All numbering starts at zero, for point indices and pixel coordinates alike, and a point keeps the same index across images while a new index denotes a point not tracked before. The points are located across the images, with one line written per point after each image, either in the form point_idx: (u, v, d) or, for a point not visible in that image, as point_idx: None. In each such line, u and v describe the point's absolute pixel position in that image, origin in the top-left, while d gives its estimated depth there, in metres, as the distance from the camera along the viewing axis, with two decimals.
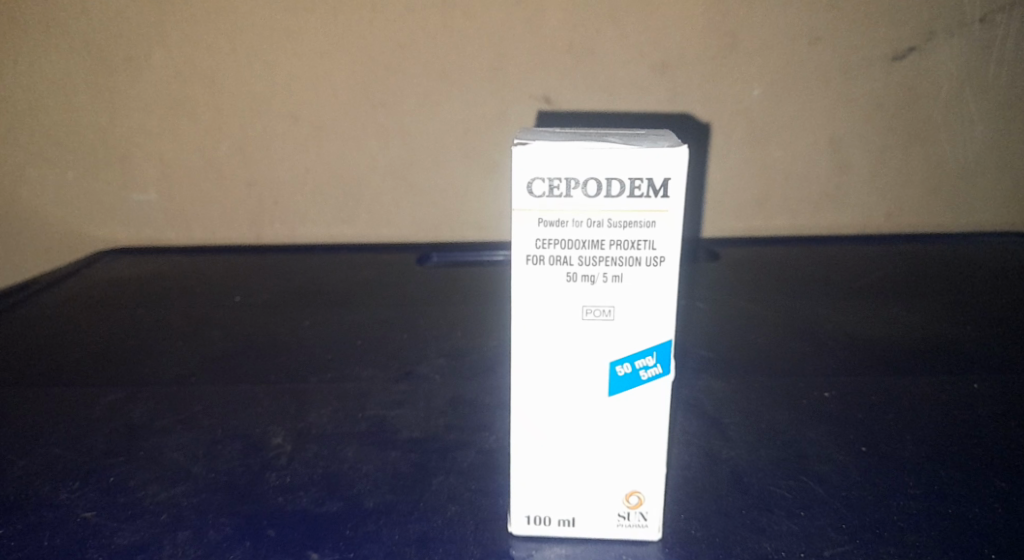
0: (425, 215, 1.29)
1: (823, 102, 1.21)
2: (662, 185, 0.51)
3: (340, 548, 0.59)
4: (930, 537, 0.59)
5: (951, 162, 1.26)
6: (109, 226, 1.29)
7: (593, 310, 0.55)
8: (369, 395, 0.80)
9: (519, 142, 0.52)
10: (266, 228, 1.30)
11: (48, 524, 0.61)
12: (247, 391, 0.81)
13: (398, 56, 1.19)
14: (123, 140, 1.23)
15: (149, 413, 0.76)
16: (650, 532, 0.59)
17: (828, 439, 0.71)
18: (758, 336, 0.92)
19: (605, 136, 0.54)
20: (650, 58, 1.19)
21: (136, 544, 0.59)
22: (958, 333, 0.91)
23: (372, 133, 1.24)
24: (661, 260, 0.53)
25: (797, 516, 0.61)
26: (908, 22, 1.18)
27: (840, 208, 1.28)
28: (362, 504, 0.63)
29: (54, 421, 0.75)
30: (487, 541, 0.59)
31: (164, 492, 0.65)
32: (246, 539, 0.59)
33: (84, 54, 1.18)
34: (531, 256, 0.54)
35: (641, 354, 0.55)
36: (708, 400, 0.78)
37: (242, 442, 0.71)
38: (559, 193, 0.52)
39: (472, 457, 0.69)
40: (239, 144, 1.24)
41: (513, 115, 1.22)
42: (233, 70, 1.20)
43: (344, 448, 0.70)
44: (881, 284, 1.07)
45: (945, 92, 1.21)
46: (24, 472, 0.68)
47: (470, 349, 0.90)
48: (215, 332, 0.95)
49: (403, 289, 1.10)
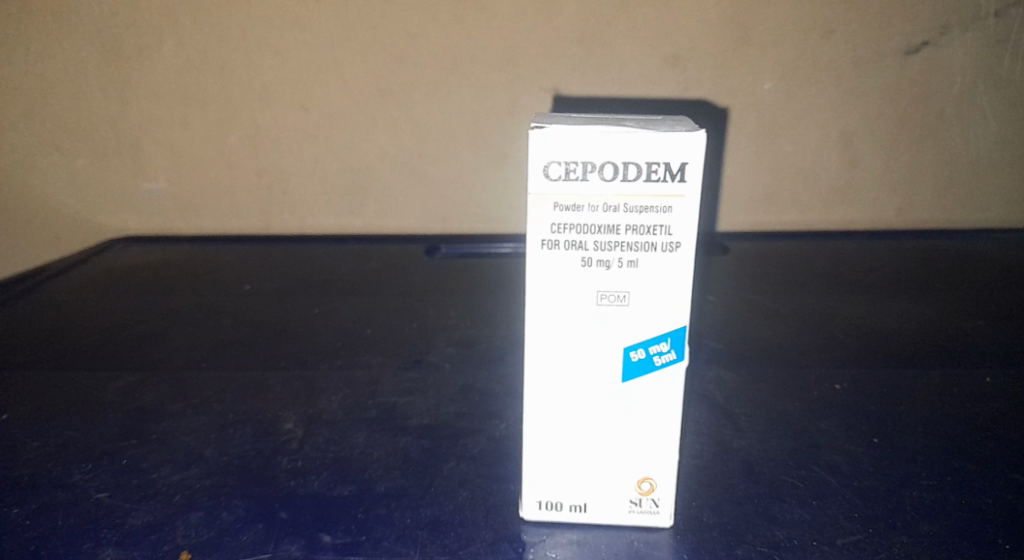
0: (434, 206, 1.29)
1: (835, 96, 1.21)
2: (679, 169, 0.51)
3: (352, 531, 0.59)
4: (943, 527, 0.59)
5: (963, 158, 1.26)
6: (119, 214, 1.29)
7: (608, 296, 0.55)
8: (380, 382, 0.80)
9: (536, 126, 0.52)
10: (275, 218, 1.30)
11: (62, 504, 0.61)
12: (258, 377, 0.81)
13: (409, 46, 1.19)
14: (134, 128, 1.24)
15: (160, 398, 0.77)
16: (663, 519, 0.59)
17: (839, 430, 0.71)
18: (769, 329, 0.92)
19: (623, 120, 0.54)
20: (662, 50, 1.18)
21: (149, 525, 0.59)
22: (971, 328, 0.91)
23: (382, 124, 1.24)
24: (677, 245, 0.53)
25: (809, 505, 0.61)
26: (922, 16, 1.17)
27: (850, 202, 1.28)
28: (373, 488, 0.63)
29: (67, 405, 0.76)
30: (498, 526, 0.60)
31: (177, 474, 0.65)
32: (259, 521, 0.60)
33: (96, 42, 1.18)
34: (547, 241, 0.54)
35: (656, 340, 0.55)
36: (719, 391, 0.78)
37: (253, 426, 0.71)
38: (576, 176, 0.52)
39: (482, 444, 0.69)
40: (250, 133, 1.24)
41: (524, 107, 1.22)
42: (244, 59, 1.20)
43: (354, 433, 0.71)
44: (891, 278, 1.07)
45: (958, 87, 1.21)
46: (37, 454, 0.68)
47: (480, 339, 0.90)
48: (225, 319, 0.95)
49: (412, 280, 1.09)
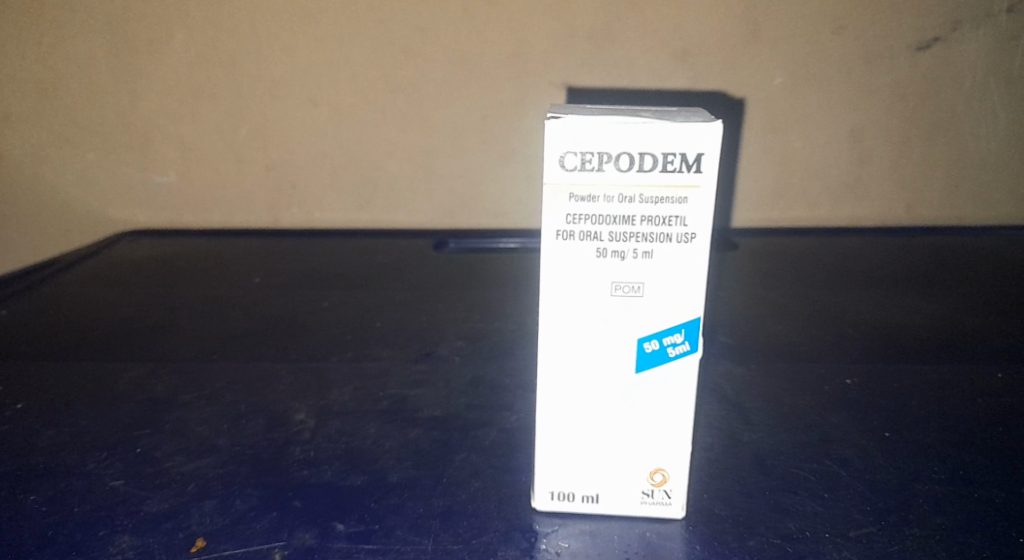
0: (442, 201, 1.29)
1: (845, 92, 1.21)
2: (695, 160, 0.51)
3: (365, 520, 0.59)
4: (956, 521, 0.59)
5: (971, 155, 1.26)
6: (129, 207, 1.29)
7: (622, 287, 0.55)
8: (391, 374, 0.80)
9: (552, 116, 0.52)
10: (284, 212, 1.30)
11: (77, 491, 0.62)
12: (270, 368, 0.81)
13: (419, 40, 1.19)
14: (144, 121, 1.24)
15: (173, 387, 0.77)
16: (674, 510, 0.59)
17: (851, 424, 0.71)
18: (779, 325, 0.91)
19: (638, 111, 0.54)
20: (672, 46, 1.18)
21: (165, 512, 0.59)
22: (980, 324, 0.90)
23: (392, 118, 1.24)
24: (693, 236, 0.53)
25: (821, 498, 0.62)
26: (933, 12, 1.17)
27: (858, 199, 1.28)
28: (386, 478, 0.63)
29: (78, 395, 0.76)
30: (510, 515, 0.60)
31: (190, 463, 0.65)
32: (273, 510, 0.60)
33: (106, 35, 1.18)
34: (562, 232, 0.54)
35: (669, 331, 0.55)
36: (731, 385, 0.78)
37: (265, 417, 0.72)
38: (591, 167, 0.52)
39: (493, 436, 0.69)
40: (259, 127, 1.24)
41: (534, 102, 1.22)
42: (254, 53, 1.20)
43: (366, 424, 0.71)
44: (900, 274, 1.07)
45: (969, 83, 1.21)
46: (51, 442, 0.68)
47: (489, 332, 0.90)
48: (235, 312, 0.96)
49: (421, 274, 1.10)
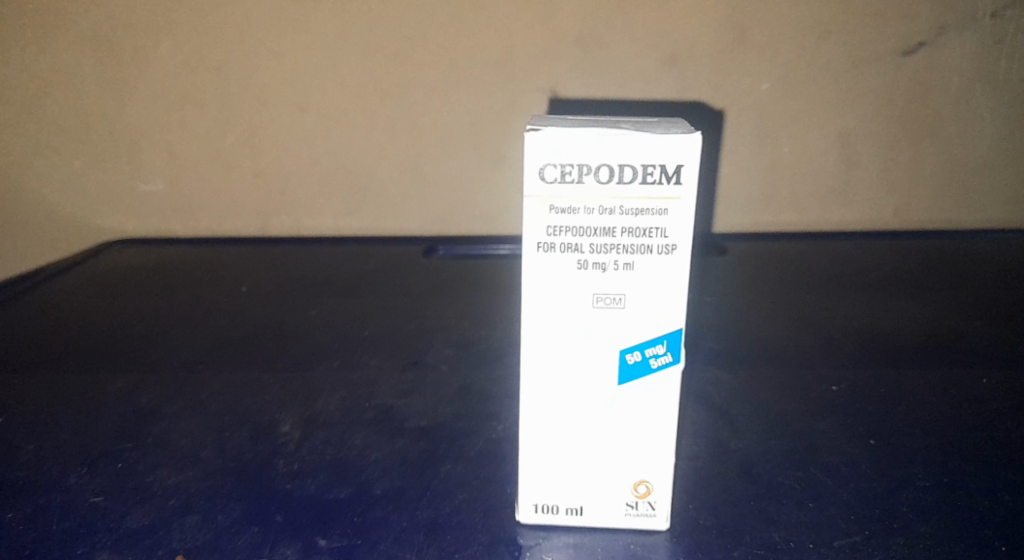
0: (432, 207, 1.29)
1: (832, 96, 1.21)
2: (675, 171, 0.51)
3: (348, 534, 0.59)
4: (940, 529, 0.59)
5: (960, 158, 1.26)
6: (116, 216, 1.29)
7: (604, 298, 0.55)
8: (378, 384, 0.80)
9: (532, 128, 0.52)
10: (273, 219, 1.30)
11: (59, 506, 0.61)
12: (256, 378, 0.81)
13: (406, 47, 1.19)
14: (131, 130, 1.23)
15: (158, 399, 0.77)
16: (659, 522, 0.59)
17: (837, 431, 0.71)
18: (768, 330, 0.91)
19: (618, 122, 0.54)
20: (660, 52, 1.18)
21: (146, 528, 0.59)
22: (967, 329, 0.90)
23: (380, 125, 1.24)
24: (673, 248, 0.53)
25: (806, 507, 0.61)
26: (919, 16, 1.17)
27: (848, 202, 1.28)
28: (370, 490, 0.63)
29: (62, 407, 0.75)
30: (495, 527, 0.60)
31: (173, 477, 0.65)
32: (256, 524, 0.59)
33: (91, 43, 1.18)
34: (543, 244, 0.54)
35: (652, 342, 0.55)
36: (718, 391, 0.78)
37: (249, 429, 0.71)
38: (571, 179, 0.52)
39: (479, 445, 0.69)
40: (247, 135, 1.24)
41: (522, 109, 1.22)
42: (241, 60, 1.20)
43: (352, 435, 0.70)
44: (890, 278, 1.07)
45: (956, 87, 1.21)
46: (32, 456, 0.68)
47: (477, 340, 0.90)
48: (222, 321, 0.95)
49: (410, 281, 1.09)
